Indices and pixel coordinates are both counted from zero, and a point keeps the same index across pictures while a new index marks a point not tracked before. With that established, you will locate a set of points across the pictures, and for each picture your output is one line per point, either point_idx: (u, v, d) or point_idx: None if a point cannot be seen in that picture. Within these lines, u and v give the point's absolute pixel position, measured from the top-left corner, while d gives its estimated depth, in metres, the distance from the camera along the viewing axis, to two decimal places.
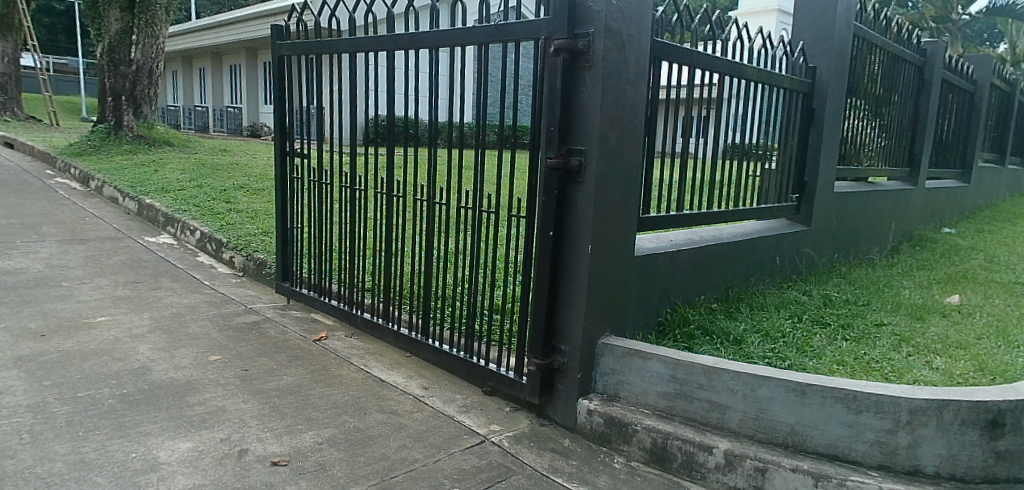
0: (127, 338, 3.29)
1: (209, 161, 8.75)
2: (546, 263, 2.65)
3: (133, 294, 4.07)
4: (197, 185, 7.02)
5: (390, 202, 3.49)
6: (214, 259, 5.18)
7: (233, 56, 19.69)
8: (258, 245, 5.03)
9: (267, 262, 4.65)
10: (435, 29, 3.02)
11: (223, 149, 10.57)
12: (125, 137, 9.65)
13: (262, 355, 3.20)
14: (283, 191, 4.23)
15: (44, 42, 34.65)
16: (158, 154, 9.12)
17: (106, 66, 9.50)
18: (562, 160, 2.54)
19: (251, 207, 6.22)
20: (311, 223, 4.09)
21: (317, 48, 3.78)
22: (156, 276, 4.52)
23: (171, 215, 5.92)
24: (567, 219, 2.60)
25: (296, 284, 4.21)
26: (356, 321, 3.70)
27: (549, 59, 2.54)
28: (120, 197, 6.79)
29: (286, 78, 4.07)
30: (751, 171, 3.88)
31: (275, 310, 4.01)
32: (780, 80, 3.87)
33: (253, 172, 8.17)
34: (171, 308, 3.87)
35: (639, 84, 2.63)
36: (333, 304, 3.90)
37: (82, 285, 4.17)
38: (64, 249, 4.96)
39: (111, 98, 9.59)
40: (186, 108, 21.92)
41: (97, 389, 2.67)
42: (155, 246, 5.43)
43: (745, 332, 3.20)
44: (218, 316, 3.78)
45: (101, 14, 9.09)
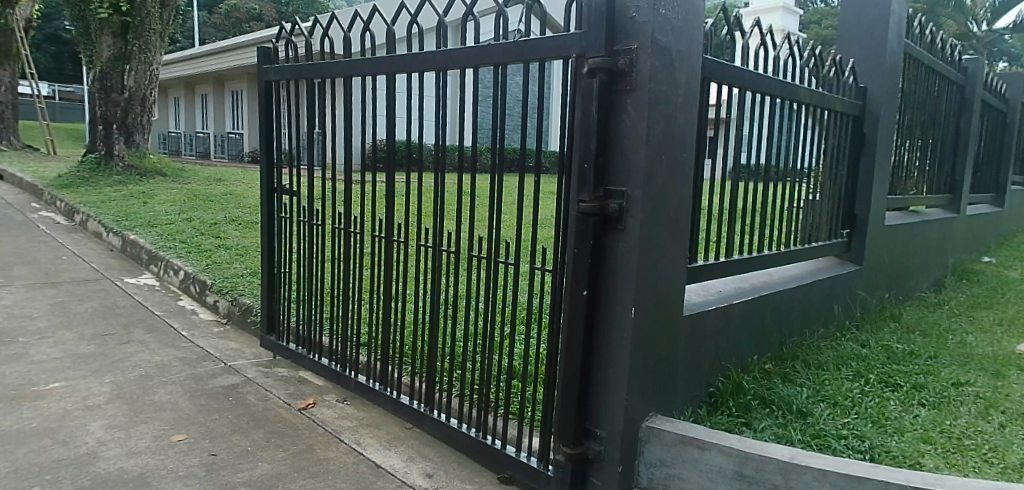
0: (80, 411, 2.80)
1: (201, 191, 8.34)
2: (579, 328, 2.15)
3: (98, 351, 3.59)
4: (185, 219, 6.58)
5: (390, 247, 3.02)
6: (197, 302, 4.71)
7: (235, 82, 19.48)
8: (245, 287, 4.56)
9: (253, 309, 4.17)
10: (442, 50, 2.57)
11: (219, 178, 10.19)
12: (116, 167, 9.30)
13: (236, 432, 2.70)
14: (269, 233, 3.74)
15: (49, 69, 34.63)
16: (149, 184, 8.74)
17: (98, 93, 9.24)
18: (599, 203, 2.07)
19: (241, 243, 5.76)
20: (301, 269, 3.61)
21: (308, 73, 3.32)
22: (129, 327, 4.04)
23: (154, 253, 5.47)
24: (604, 274, 2.13)
25: (283, 338, 3.71)
26: (349, 384, 3.19)
27: (582, 81, 2.09)
28: (103, 232, 6.37)
29: (273, 107, 3.61)
30: (800, 206, 3.41)
31: (258, 368, 3.50)
32: (831, 102, 3.42)
33: (247, 202, 7.74)
34: (139, 368, 3.38)
35: (688, 110, 2.21)
36: (324, 363, 3.39)
37: (43, 340, 3.70)
38: (31, 295, 4.51)
39: (102, 126, 9.32)
40: (188, 134, 21.69)
41: (26, 488, 2.17)
42: (134, 288, 4.97)
43: (810, 401, 2.68)
44: (191, 378, 3.28)
45: (93, 40, 8.85)
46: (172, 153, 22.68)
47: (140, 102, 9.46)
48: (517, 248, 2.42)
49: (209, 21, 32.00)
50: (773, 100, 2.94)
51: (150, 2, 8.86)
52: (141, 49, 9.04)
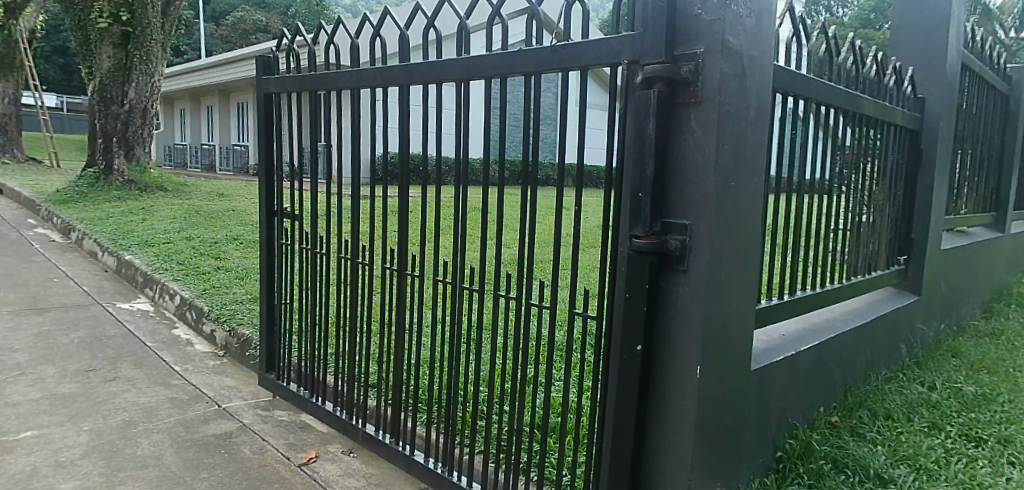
0: (50, 469, 2.42)
1: (203, 207, 8.06)
2: (632, 392, 1.80)
3: (81, 390, 3.23)
4: (185, 238, 6.28)
5: (402, 281, 2.64)
6: (194, 331, 4.36)
7: (242, 93, 19.30)
8: (245, 315, 4.21)
9: (252, 341, 3.81)
10: (465, 57, 2.22)
11: (221, 192, 9.92)
12: (115, 182, 9.03)
13: None
14: (267, 260, 3.37)
15: (59, 81, 34.80)
16: (149, 200, 8.45)
17: (98, 105, 9.01)
18: (656, 241, 1.71)
19: (242, 265, 5.43)
20: (303, 302, 3.25)
21: (312, 84, 2.96)
22: (117, 361, 3.69)
23: (150, 275, 5.15)
24: (662, 324, 1.78)
25: (284, 377, 3.36)
26: (357, 434, 2.84)
27: (634, 93, 1.72)
28: (98, 252, 6.05)
29: (273, 122, 3.24)
30: (859, 231, 3.08)
31: (256, 412, 3.15)
32: (892, 114, 3.08)
33: (249, 219, 7.43)
34: (123, 412, 3.00)
35: (759, 125, 1.87)
36: (329, 408, 3.04)
37: (21, 378, 3.32)
38: (15, 324, 4.16)
39: (101, 140, 9.07)
40: (193, 146, 21.52)
41: None
42: (127, 314, 4.62)
43: (888, 464, 2.31)
44: (180, 425, 2.91)
45: (93, 51, 8.62)
46: (177, 166, 22.54)
47: (141, 115, 9.20)
48: (553, 290, 2.06)
49: (216, 33, 32.04)
50: (836, 114, 2.61)
51: (152, 12, 8.59)
52: (142, 60, 8.80)
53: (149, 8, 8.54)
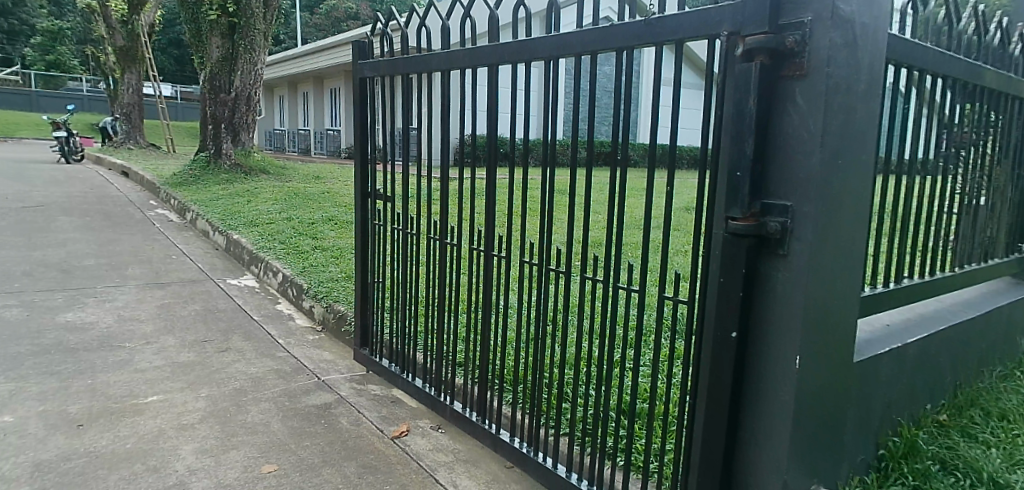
0: (174, 431, 2.63)
1: (300, 189, 8.49)
2: (726, 380, 1.74)
3: (199, 359, 3.49)
4: (286, 219, 6.64)
5: (489, 261, 2.65)
6: (295, 306, 4.63)
7: (335, 80, 20.10)
8: (340, 292, 4.41)
9: (347, 317, 3.99)
10: (556, 34, 2.19)
11: (317, 175, 10.42)
12: (224, 166, 9.66)
13: (327, 464, 2.46)
14: (361, 241, 3.49)
15: (173, 72, 37.61)
16: (253, 182, 9.01)
17: (208, 93, 9.63)
18: (754, 223, 1.63)
19: (337, 245, 5.69)
20: (395, 281, 3.35)
21: (404, 66, 2.99)
22: (228, 333, 3.97)
23: (256, 253, 5.49)
24: (758, 310, 1.70)
25: (376, 353, 3.50)
26: (445, 411, 2.91)
27: (735, 66, 1.63)
28: (211, 231, 6.52)
29: (368, 105, 3.31)
30: (976, 215, 2.82)
31: (351, 386, 3.30)
32: (1019, 86, 2.78)
33: (342, 200, 7.78)
34: (234, 381, 3.22)
35: (871, 100, 1.73)
36: (419, 385, 3.14)
37: (147, 346, 3.62)
38: (142, 297, 4.56)
39: (212, 126, 9.69)
40: (292, 131, 22.69)
41: None
42: (236, 290, 4.96)
43: (1005, 468, 2.11)
44: (284, 395, 3.10)
45: (204, 42, 9.18)
46: (277, 150, 23.87)
47: (246, 102, 9.77)
48: (642, 273, 2.00)
49: (312, 22, 33.50)
50: (954, 87, 2.39)
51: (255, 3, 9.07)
52: (247, 48, 9.31)
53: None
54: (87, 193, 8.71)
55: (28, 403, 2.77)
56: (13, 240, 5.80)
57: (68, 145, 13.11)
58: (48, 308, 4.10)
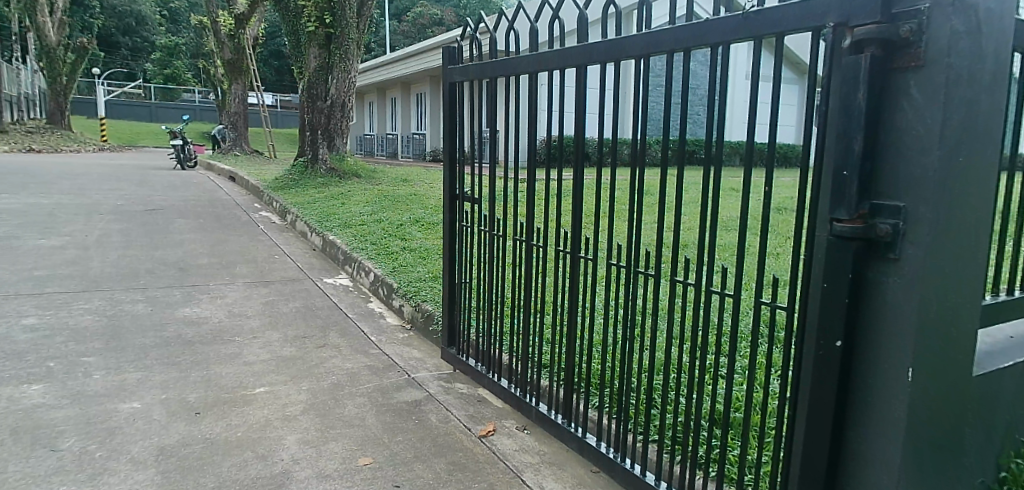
0: (279, 421, 2.79)
1: (389, 191, 8.80)
2: (829, 391, 1.64)
3: (300, 354, 3.68)
4: (377, 220, 6.89)
5: (574, 264, 2.63)
6: (385, 305, 4.80)
7: (421, 85, 20.68)
8: (428, 292, 4.53)
9: (435, 316, 4.08)
10: (647, 32, 2.14)
11: (404, 178, 10.76)
12: (320, 170, 10.15)
13: (419, 459, 2.53)
14: (449, 242, 3.55)
15: (273, 82, 40.01)
16: (346, 186, 9.41)
17: (307, 102, 10.16)
18: (862, 226, 1.52)
19: (424, 245, 5.84)
20: (482, 283, 3.40)
21: (492, 70, 3.02)
22: (325, 330, 4.17)
23: (350, 253, 5.73)
24: (866, 319, 1.58)
25: (463, 352, 3.56)
26: (530, 412, 2.92)
27: (843, 59, 1.53)
28: (309, 232, 6.86)
29: (456, 109, 3.37)
30: None
31: (439, 384, 3.38)
32: None
33: (429, 203, 7.98)
34: (332, 376, 3.38)
35: (999, 90, 1.56)
36: (505, 386, 3.16)
37: (254, 340, 3.86)
38: (248, 294, 4.86)
39: (309, 133, 10.20)
40: (381, 136, 23.56)
41: None
42: (331, 288, 5.19)
43: None
44: (377, 391, 3.22)
45: (302, 53, 9.73)
46: (367, 154, 24.83)
47: (341, 109, 10.22)
48: (737, 277, 1.91)
49: (399, 30, 34.64)
50: None
51: (349, 14, 9.48)
52: (341, 58, 9.73)
53: (346, 9, 9.46)
54: (200, 197, 9.40)
55: (153, 391, 3.02)
56: (138, 240, 6.34)
57: (183, 152, 14.20)
58: (168, 303, 4.45)
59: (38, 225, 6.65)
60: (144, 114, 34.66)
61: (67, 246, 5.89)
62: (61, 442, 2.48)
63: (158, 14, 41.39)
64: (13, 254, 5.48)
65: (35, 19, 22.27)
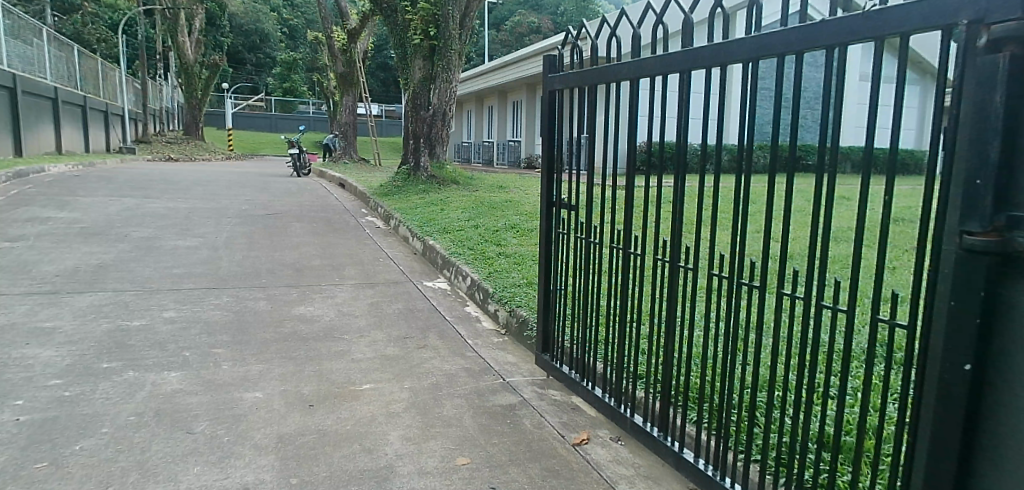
0: (383, 417, 2.92)
1: (486, 198, 8.97)
2: (954, 418, 1.51)
3: (402, 354, 3.84)
4: (474, 226, 7.05)
5: (673, 273, 2.55)
6: (481, 309, 4.90)
7: (517, 92, 20.95)
8: (523, 297, 4.58)
9: (529, 322, 4.11)
10: (756, 35, 2.06)
11: (500, 185, 10.92)
12: (421, 177, 10.49)
13: (515, 463, 2.56)
14: (545, 248, 3.56)
15: (379, 94, 42.06)
16: (446, 192, 9.70)
17: (411, 111, 10.61)
18: (996, 240, 1.38)
19: (519, 252, 5.91)
20: (577, 290, 3.38)
21: (592, 76, 3.00)
22: (425, 331, 4.31)
23: (448, 258, 5.90)
24: (1002, 342, 1.43)
25: (557, 359, 3.56)
26: (625, 423, 2.87)
27: (977, 59, 1.41)
28: (410, 237, 7.13)
29: (556, 116, 3.38)
30: None
31: (533, 389, 3.40)
32: None
33: (524, 209, 8.07)
34: (431, 376, 3.50)
35: None
36: (599, 394, 3.13)
37: (361, 339, 4.06)
38: (355, 295, 5.12)
39: (412, 141, 10.57)
40: (477, 143, 24.09)
41: None
42: (430, 292, 5.36)
43: None
44: (474, 393, 3.29)
45: (408, 66, 10.29)
46: (463, 161, 25.44)
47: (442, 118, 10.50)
48: (852, 291, 1.78)
49: (498, 39, 35.39)
50: None
51: (452, 25, 9.70)
52: (443, 68, 10.00)
53: (449, 22, 9.70)
54: (312, 202, 10.01)
55: (273, 383, 3.25)
56: (259, 242, 6.84)
57: (297, 160, 15.17)
58: (284, 301, 4.78)
59: (176, 228, 7.33)
60: (264, 125, 37.39)
61: (199, 246, 6.46)
62: (195, 425, 2.73)
63: (279, 32, 44.60)
64: (156, 253, 6.08)
65: (176, 40, 24.63)
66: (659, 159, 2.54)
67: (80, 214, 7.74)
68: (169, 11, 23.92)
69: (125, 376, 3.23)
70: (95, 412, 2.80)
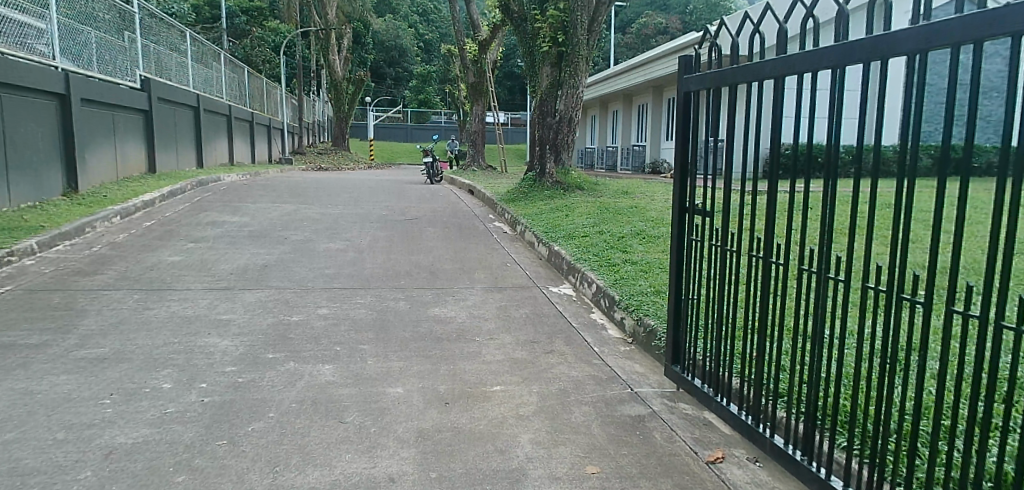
0: (513, 420, 2.97)
1: (611, 204, 8.89)
2: None
3: (530, 358, 3.89)
4: (599, 232, 7.00)
5: (817, 285, 2.34)
6: (607, 317, 4.84)
7: (643, 96, 20.56)
8: (650, 306, 4.47)
9: (657, 332, 3.99)
10: (926, 24, 1.85)
11: (626, 191, 10.75)
12: (547, 183, 10.57)
13: (646, 476, 2.50)
14: (676, 255, 3.44)
15: (505, 102, 43.14)
16: (571, 198, 9.73)
17: (538, 118, 10.78)
18: None
19: (646, 259, 5.78)
20: (712, 301, 3.23)
21: (730, 76, 2.85)
22: (552, 337, 4.34)
23: (573, 264, 5.91)
24: None
25: (689, 371, 3.42)
26: (763, 444, 2.69)
27: None
28: (536, 242, 7.22)
29: (691, 119, 3.25)
30: None
31: (663, 402, 3.30)
32: None
33: (650, 215, 7.88)
34: (559, 382, 3.51)
35: None
36: (734, 411, 2.96)
37: (491, 341, 4.17)
38: (485, 298, 5.27)
39: (539, 147, 10.74)
40: (602, 148, 23.92)
41: None
42: (556, 298, 5.38)
43: None
44: (602, 401, 3.26)
45: (537, 73, 10.45)
46: (588, 166, 25.39)
47: (568, 123, 10.53)
48: None
49: (623, 42, 35.11)
50: None
51: (580, 31, 9.74)
52: (570, 74, 10.05)
53: (577, 28, 9.76)
54: (444, 208, 10.44)
55: (411, 379, 3.43)
56: (397, 245, 7.24)
57: (430, 168, 15.90)
58: (421, 302, 5.02)
59: (326, 232, 7.96)
60: (400, 135, 39.62)
61: (347, 249, 6.97)
62: (345, 416, 2.94)
63: (415, 47, 47.12)
64: (310, 254, 6.64)
65: (326, 58, 26.78)
66: (809, 161, 2.35)
67: (247, 219, 8.64)
68: (322, 32, 26.07)
69: (287, 366, 3.55)
70: (263, 397, 3.11)
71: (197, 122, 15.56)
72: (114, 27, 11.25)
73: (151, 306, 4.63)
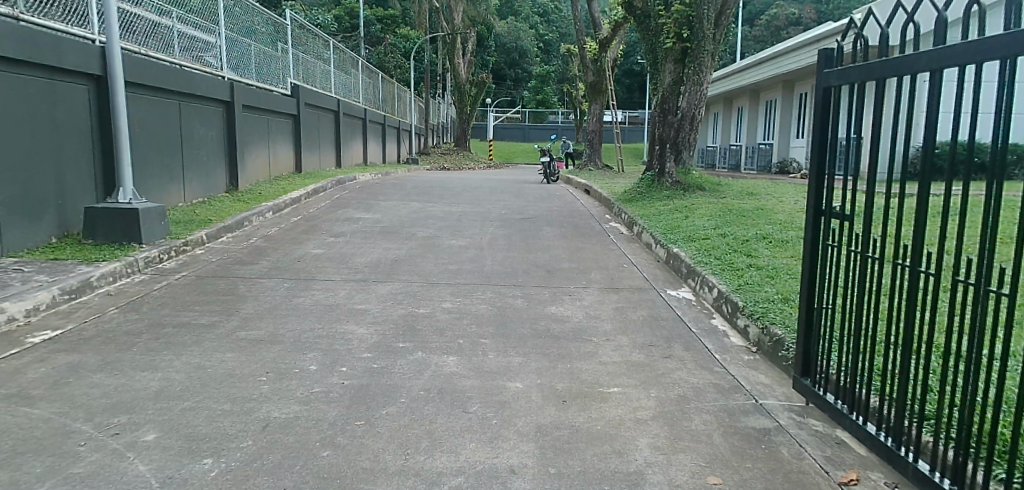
0: (631, 422, 2.94)
1: (736, 205, 8.50)
2: None
3: (648, 361, 3.82)
4: (722, 235, 6.71)
5: (974, 297, 2.09)
6: (729, 323, 4.64)
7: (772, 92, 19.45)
8: (777, 314, 4.22)
9: (785, 342, 3.76)
10: None
11: (751, 192, 10.21)
12: (666, 183, 10.29)
13: None
14: (809, 261, 3.22)
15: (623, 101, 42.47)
16: (692, 199, 9.42)
17: (659, 116, 10.52)
18: None
19: (772, 264, 5.48)
20: (848, 311, 3.00)
21: (876, 69, 2.62)
22: (671, 341, 4.23)
23: (693, 267, 5.72)
24: None
25: (821, 386, 3.19)
26: (904, 469, 2.46)
27: None
28: (654, 243, 7.06)
29: (831, 116, 3.03)
30: None
31: (790, 416, 3.11)
32: None
33: (778, 218, 7.44)
34: (678, 388, 3.42)
35: None
36: (870, 431, 2.73)
37: (608, 343, 4.14)
38: (602, 298, 5.24)
39: (659, 146, 10.46)
40: (724, 147, 22.90)
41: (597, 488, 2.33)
42: (674, 301, 5.24)
43: None
44: (724, 410, 3.14)
45: (659, 70, 10.21)
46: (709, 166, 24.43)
47: (690, 121, 10.20)
48: None
49: (751, 35, 33.47)
50: None
51: (706, 25, 9.41)
52: (694, 71, 9.73)
53: (703, 22, 9.44)
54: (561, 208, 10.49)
55: (530, 376, 3.48)
56: (516, 244, 7.38)
57: (547, 167, 16.02)
58: (538, 300, 5.09)
59: (449, 229, 8.28)
60: (518, 135, 40.27)
61: (468, 246, 7.20)
62: (469, 406, 3.04)
63: (535, 48, 47.70)
64: (435, 250, 6.94)
65: (451, 61, 27.77)
66: (967, 162, 2.11)
67: (379, 216, 9.19)
68: (449, 37, 27.09)
69: (415, 355, 3.74)
70: (394, 384, 3.30)
71: (336, 124, 16.73)
72: (270, 40, 12.38)
73: (298, 294, 5.06)
